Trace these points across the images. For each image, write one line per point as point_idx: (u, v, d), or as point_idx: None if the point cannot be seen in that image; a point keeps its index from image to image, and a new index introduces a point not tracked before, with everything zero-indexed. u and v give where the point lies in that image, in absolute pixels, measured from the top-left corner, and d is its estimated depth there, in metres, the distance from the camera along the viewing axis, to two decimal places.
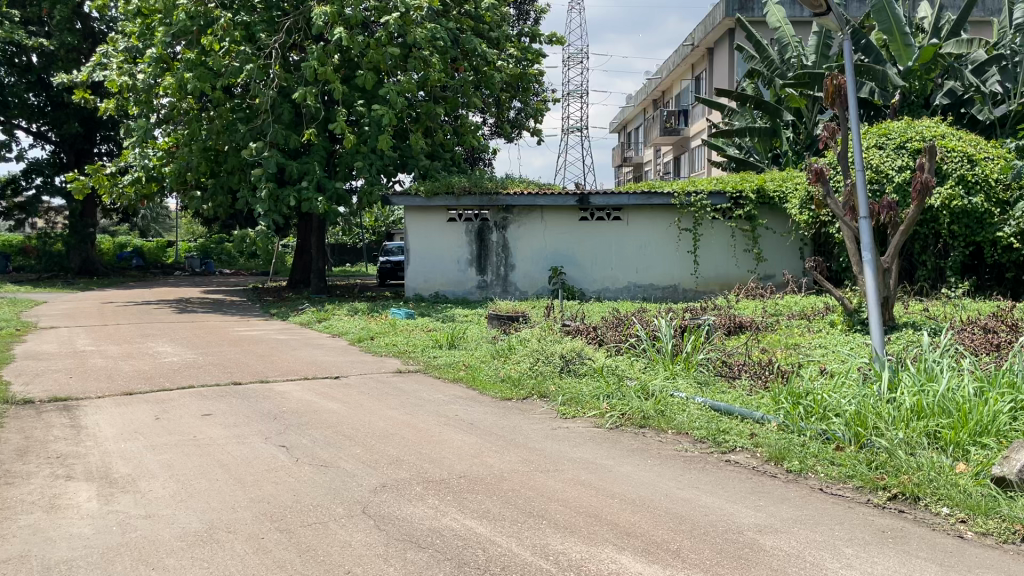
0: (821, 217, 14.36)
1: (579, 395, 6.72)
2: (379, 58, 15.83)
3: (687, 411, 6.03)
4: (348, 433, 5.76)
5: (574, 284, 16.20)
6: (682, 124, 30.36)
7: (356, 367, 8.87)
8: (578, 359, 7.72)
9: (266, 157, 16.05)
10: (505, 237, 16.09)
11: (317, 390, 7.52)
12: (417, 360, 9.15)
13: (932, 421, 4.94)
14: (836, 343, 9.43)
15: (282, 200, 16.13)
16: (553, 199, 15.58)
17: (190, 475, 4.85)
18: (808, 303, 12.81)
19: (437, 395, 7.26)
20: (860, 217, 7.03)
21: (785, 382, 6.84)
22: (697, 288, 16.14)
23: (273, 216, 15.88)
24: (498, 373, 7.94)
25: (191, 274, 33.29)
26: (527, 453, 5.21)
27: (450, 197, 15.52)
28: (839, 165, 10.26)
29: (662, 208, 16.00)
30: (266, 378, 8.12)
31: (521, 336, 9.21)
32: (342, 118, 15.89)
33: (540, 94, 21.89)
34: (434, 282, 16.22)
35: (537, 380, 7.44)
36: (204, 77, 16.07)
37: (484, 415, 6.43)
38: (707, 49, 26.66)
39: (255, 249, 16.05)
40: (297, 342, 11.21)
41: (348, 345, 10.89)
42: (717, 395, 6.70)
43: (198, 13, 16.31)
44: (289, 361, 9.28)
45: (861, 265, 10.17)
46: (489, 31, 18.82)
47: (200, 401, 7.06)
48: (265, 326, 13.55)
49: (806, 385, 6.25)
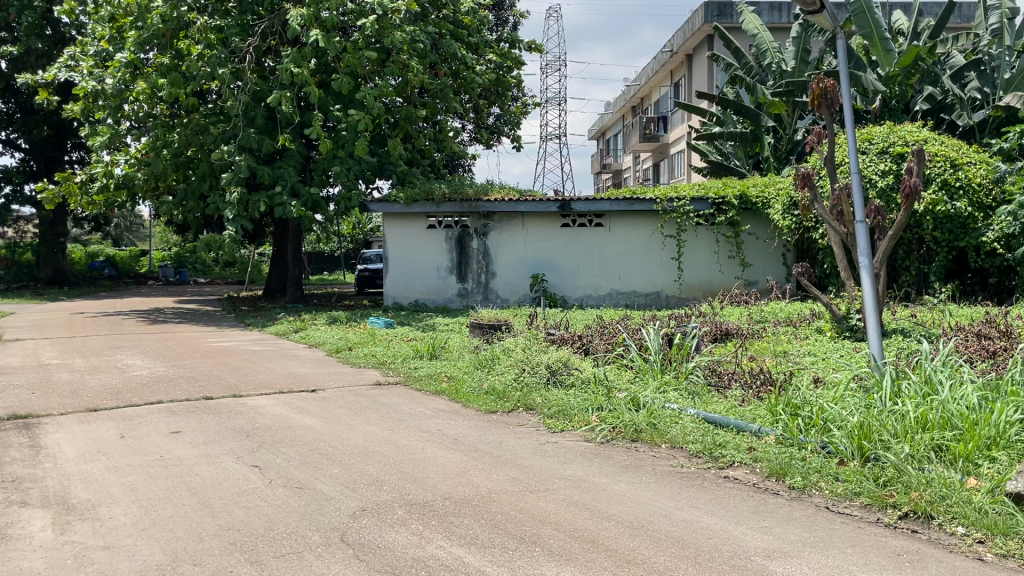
0: (805, 223, 14.23)
1: (567, 408, 6.46)
2: (356, 62, 15.55)
3: (680, 424, 5.79)
4: (326, 451, 5.45)
5: (556, 291, 15.97)
6: (661, 130, 30.28)
7: (333, 379, 8.54)
8: (565, 370, 7.46)
9: (237, 161, 15.69)
10: (485, 244, 15.83)
11: (292, 404, 7.19)
12: (397, 371, 8.84)
13: (940, 434, 4.72)
14: (825, 351, 9.26)
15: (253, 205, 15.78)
16: (535, 205, 15.34)
17: (154, 500, 4.52)
18: (791, 309, 12.66)
19: (419, 409, 6.96)
20: (856, 221, 6.83)
21: (780, 392, 6.61)
22: (680, 295, 15.98)
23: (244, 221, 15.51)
24: (482, 384, 7.66)
25: (165, 283, 32.70)
26: (515, 471, 4.93)
27: (430, 203, 15.24)
28: (826, 168, 10.09)
29: (644, 214, 15.81)
30: (238, 391, 7.78)
31: (505, 345, 8.93)
32: (318, 123, 15.55)
33: (518, 99, 21.69)
34: (413, 290, 15.91)
35: (522, 392, 7.17)
36: (180, 81, 15.73)
37: (469, 430, 6.14)
38: (685, 55, 26.61)
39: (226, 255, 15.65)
40: (273, 354, 10.86)
41: (325, 356, 10.56)
42: (709, 405, 6.47)
43: (172, 17, 15.78)
44: (263, 373, 8.93)
45: (848, 270, 10.01)
46: (468, 36, 18.60)
47: (168, 417, 6.71)
48: (238, 337, 13.18)
49: (802, 395, 6.03)
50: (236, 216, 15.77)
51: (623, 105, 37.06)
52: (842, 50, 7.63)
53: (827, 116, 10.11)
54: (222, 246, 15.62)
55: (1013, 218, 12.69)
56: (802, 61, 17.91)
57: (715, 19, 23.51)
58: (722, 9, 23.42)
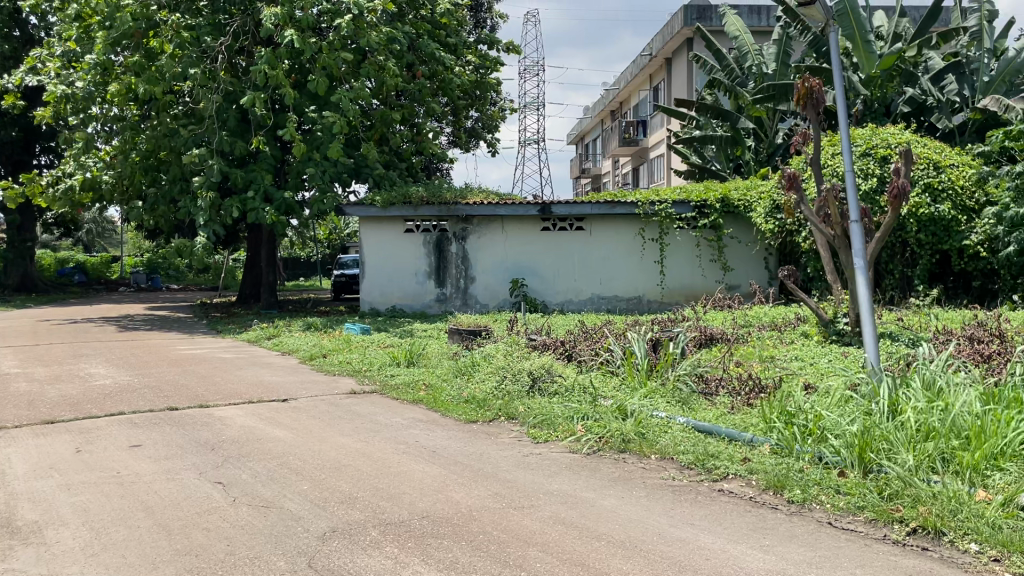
0: (788, 226, 14.06)
1: (551, 417, 6.17)
2: (332, 62, 15.20)
3: (670, 434, 5.53)
4: (295, 466, 5.12)
5: (537, 296, 15.69)
6: (640, 134, 30.17)
7: (306, 388, 8.19)
8: (548, 377, 7.18)
9: (209, 165, 15.23)
10: (464, 248, 15.52)
11: (262, 415, 6.84)
12: (373, 379, 8.50)
13: (945, 443, 4.50)
14: (813, 357, 9.04)
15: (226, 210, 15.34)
16: (514, 208, 15.08)
17: (107, 521, 4.17)
18: (777, 314, 12.44)
19: (395, 419, 6.64)
20: (851, 221, 6.61)
21: (772, 398, 6.38)
22: (662, 300, 15.77)
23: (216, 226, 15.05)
24: (461, 393, 7.34)
25: (136, 290, 32.03)
26: (497, 486, 4.63)
27: (408, 206, 14.92)
28: (812, 170, 9.90)
29: (626, 218, 15.59)
30: (205, 402, 7.41)
31: (485, 351, 8.63)
32: (293, 125, 15.17)
33: (497, 103, 21.44)
34: (390, 296, 15.55)
35: (504, 401, 6.87)
36: (150, 81, 15.33)
37: (448, 441, 5.83)
38: (665, 59, 26.49)
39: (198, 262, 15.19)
40: (244, 362, 10.48)
41: (299, 363, 10.20)
42: (699, 413, 6.23)
43: (142, 15, 15.29)
44: (232, 382, 8.56)
45: (834, 273, 9.83)
46: (447, 36, 18.33)
47: (129, 430, 6.33)
48: (210, 344, 12.75)
49: (797, 403, 5.80)
50: (208, 221, 15.33)
51: (602, 109, 36.93)
52: (835, 44, 7.40)
53: (814, 118, 9.94)
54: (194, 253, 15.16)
55: (997, 221, 12.60)
56: (783, 64, 17.79)
57: (694, 22, 23.38)
58: (701, 12, 23.28)
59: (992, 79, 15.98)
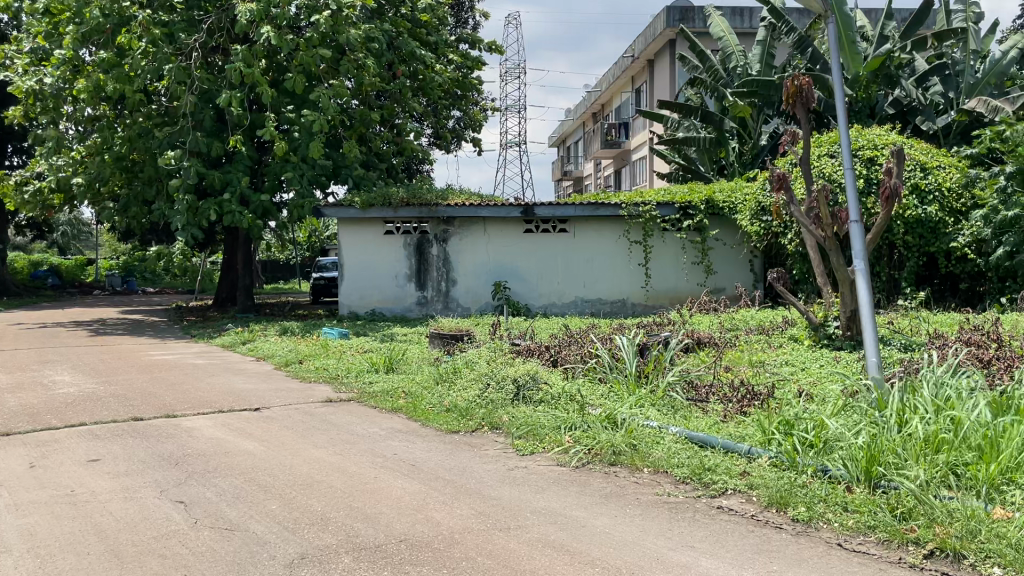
0: (774, 228, 13.84)
1: (537, 427, 5.87)
2: (310, 60, 14.82)
3: (663, 445, 5.25)
4: (265, 482, 4.78)
5: (519, 299, 15.40)
6: (623, 136, 29.98)
7: (280, 396, 7.82)
8: (533, 385, 6.88)
9: (184, 165, 14.78)
10: (446, 250, 15.20)
11: (232, 426, 6.47)
12: (350, 387, 8.15)
13: (957, 457, 4.26)
14: (804, 361, 8.81)
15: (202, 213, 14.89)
16: (497, 210, 14.78)
17: (54, 548, 3.80)
18: (764, 317, 12.21)
19: (373, 430, 6.30)
20: (850, 221, 6.35)
21: (769, 408, 6.12)
22: (646, 303, 15.54)
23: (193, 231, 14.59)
24: (443, 401, 7.02)
25: (111, 293, 31.39)
26: (481, 505, 4.32)
27: (388, 208, 14.56)
28: (802, 170, 9.67)
29: (610, 220, 15.34)
30: (173, 411, 7.03)
31: (467, 356, 8.31)
32: (271, 125, 14.78)
33: (479, 103, 21.17)
34: (370, 299, 15.19)
35: (487, 409, 6.56)
36: (121, 78, 14.93)
37: (428, 454, 5.51)
38: (647, 61, 26.28)
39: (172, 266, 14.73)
40: (217, 368, 10.08)
41: (274, 370, 9.83)
42: (692, 423, 5.96)
43: (113, 11, 14.87)
44: (202, 390, 8.17)
45: (824, 276, 9.61)
46: (428, 35, 18.00)
47: (88, 443, 5.94)
48: (182, 350, 12.33)
49: (795, 411, 5.55)
50: (185, 226, 14.83)
51: (584, 111, 36.73)
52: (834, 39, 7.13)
53: (804, 117, 9.74)
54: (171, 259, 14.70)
55: (985, 223, 12.47)
56: (767, 65, 17.61)
57: (677, 23, 23.14)
58: (685, 13, 23.04)
59: (976, 81, 15.91)
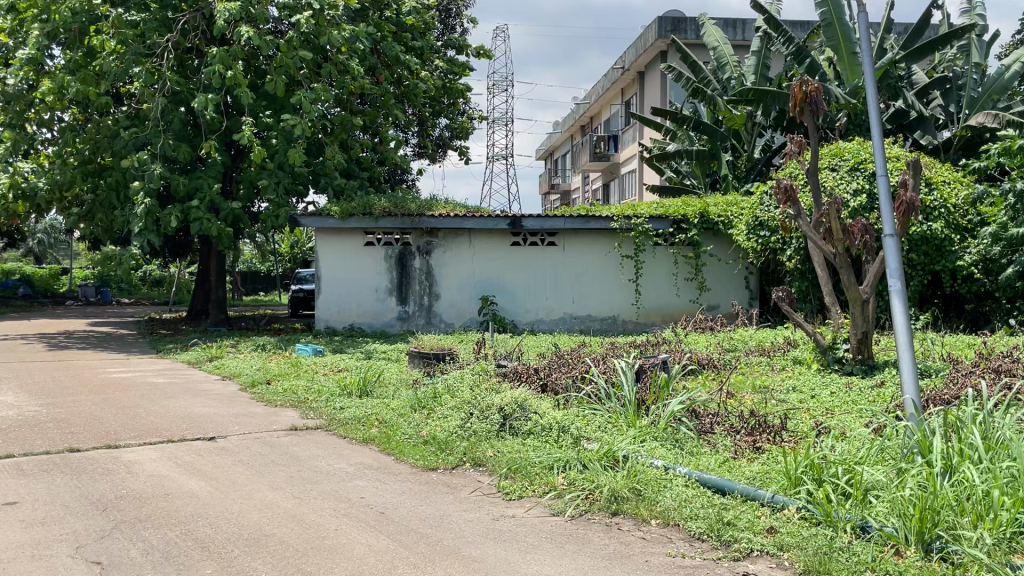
0: (772, 243, 13.25)
1: (526, 464, 5.16)
2: (290, 62, 14.01)
3: (673, 490, 4.57)
4: (204, 536, 4.04)
5: (505, 315, 14.69)
6: (612, 149, 29.42)
7: (240, 423, 7.05)
8: (521, 415, 6.17)
9: (150, 169, 13.98)
10: (428, 263, 14.48)
11: (179, 460, 5.70)
12: (319, 413, 7.40)
13: (1023, 513, 3.65)
14: (813, 388, 8.14)
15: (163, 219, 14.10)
16: (483, 222, 14.07)
17: None
18: (764, 337, 11.56)
19: (338, 466, 5.55)
20: (886, 234, 5.49)
21: (790, 448, 5.44)
22: (637, 320, 14.86)
23: (148, 236, 13.88)
24: (419, 431, 6.30)
25: (84, 304, 30.38)
26: (460, 570, 3.60)
27: (368, 218, 13.88)
28: (810, 182, 9.02)
29: (600, 233, 14.68)
30: (115, 441, 6.25)
31: (449, 379, 7.59)
32: (248, 129, 13.93)
33: (466, 112, 20.56)
34: (348, 313, 14.44)
35: (469, 443, 5.83)
36: (88, 81, 14.15)
37: (401, 498, 4.77)
38: (637, 73, 25.78)
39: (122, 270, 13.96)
40: (178, 388, 9.30)
41: (239, 390, 9.06)
42: (700, 462, 5.27)
43: (81, 10, 14.11)
44: (155, 416, 7.39)
45: (832, 295, 8.96)
46: (413, 40, 17.36)
47: (8, 480, 5.16)
48: (144, 366, 11.52)
49: (818, 452, 4.89)
50: (142, 230, 14.05)
51: (571, 125, 36.28)
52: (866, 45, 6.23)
53: (812, 125, 9.10)
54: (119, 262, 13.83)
55: (993, 240, 11.87)
56: (762, 76, 17.05)
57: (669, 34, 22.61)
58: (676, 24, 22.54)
59: (978, 95, 15.53)
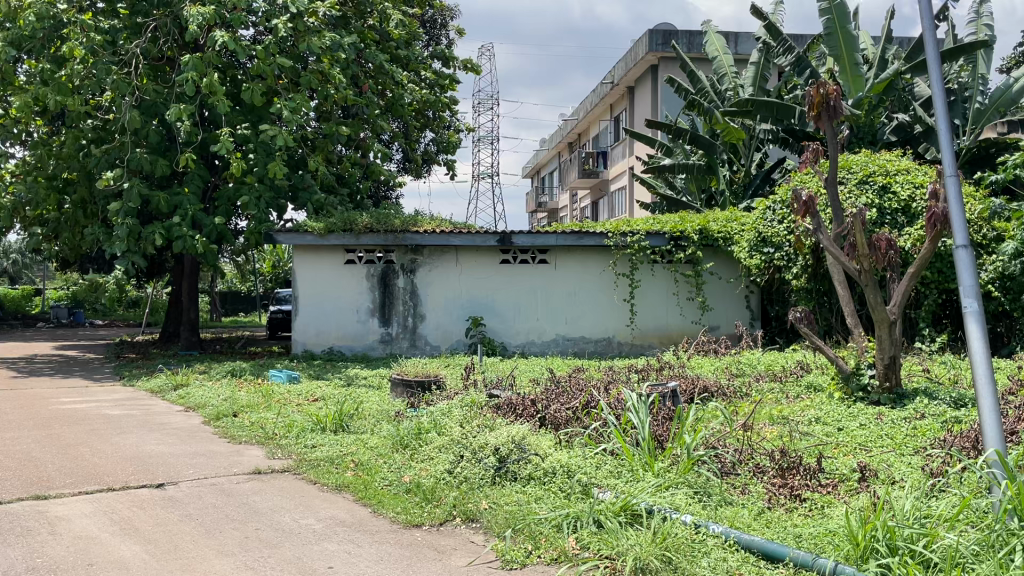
0: (777, 260, 12.55)
1: (529, 523, 4.34)
2: (268, 69, 13.09)
3: (712, 560, 3.78)
4: None
5: (494, 337, 13.85)
6: (601, 166, 28.78)
7: (198, 465, 6.17)
8: (521, 458, 5.32)
9: (126, 187, 12.93)
10: (413, 282, 13.65)
11: (117, 516, 4.81)
12: (288, 452, 6.52)
13: None
14: (839, 420, 7.33)
15: (145, 237, 13.09)
16: (471, 238, 13.25)
17: None
18: (773, 360, 10.76)
19: (304, 522, 4.67)
20: (957, 244, 4.73)
21: (842, 506, 4.63)
22: (633, 341, 14.05)
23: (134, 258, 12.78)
24: (401, 477, 5.45)
25: (55, 326, 29.18)
26: None
27: (348, 234, 13.06)
28: (829, 193, 8.28)
29: (594, 250, 13.89)
30: (46, 492, 5.34)
31: (436, 412, 6.73)
32: (225, 138, 12.89)
33: (452, 125, 19.79)
34: (327, 335, 13.55)
35: (460, 492, 4.99)
36: (60, 90, 12.97)
37: (378, 569, 3.93)
38: (627, 88, 25.17)
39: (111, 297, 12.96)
40: (135, 420, 8.38)
41: (203, 424, 8.15)
42: (739, 519, 4.46)
43: (48, 14, 12.96)
44: (99, 456, 6.48)
45: (853, 315, 8.21)
46: (398, 49, 16.56)
47: None
48: (102, 395, 10.56)
49: (883, 511, 4.09)
50: (126, 252, 13.01)
51: (559, 141, 35.67)
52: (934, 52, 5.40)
53: (830, 133, 8.36)
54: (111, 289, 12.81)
55: (1012, 257, 11.15)
56: (760, 89, 16.31)
57: (660, 48, 21.93)
58: (667, 38, 21.85)
59: (984, 108, 14.89)
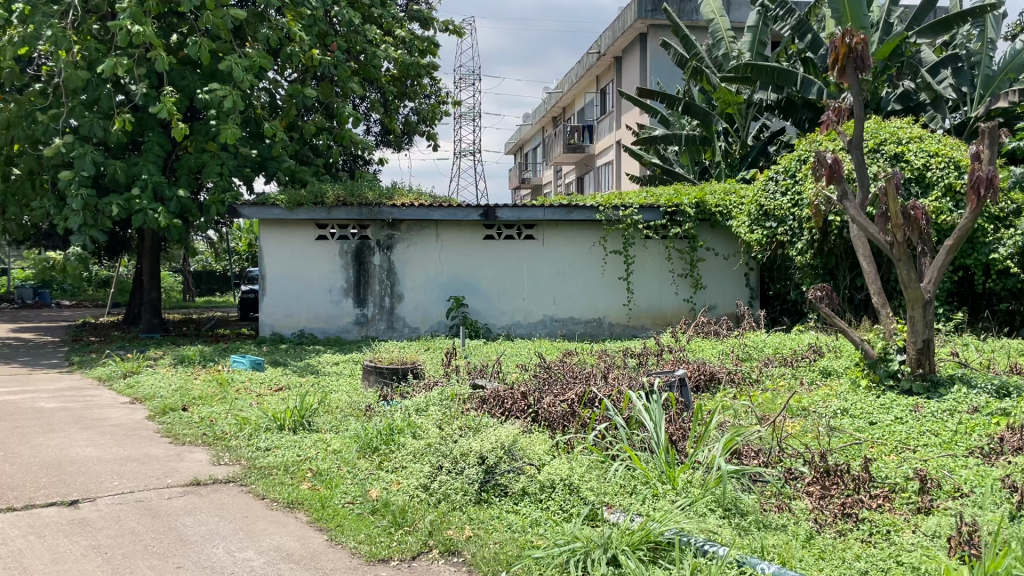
0: (780, 235, 11.69)
1: (526, 561, 3.41)
2: (218, 21, 11.83)
3: None
4: None
5: (477, 318, 12.90)
6: (586, 139, 27.80)
7: (127, 475, 5.16)
8: (512, 469, 4.39)
9: (74, 155, 11.75)
10: (389, 259, 12.64)
11: (4, 551, 3.80)
12: (236, 457, 5.56)
13: None
14: (870, 412, 6.44)
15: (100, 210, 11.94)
16: (452, 212, 12.23)
17: None
18: (781, 343, 9.86)
19: (241, 557, 3.72)
20: None
21: (912, 537, 3.72)
22: (626, 323, 13.15)
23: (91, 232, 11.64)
24: (366, 492, 4.52)
25: (17, 308, 27.75)
26: None
27: (319, 208, 12.02)
28: (854, 157, 7.29)
29: (584, 225, 12.93)
30: None
31: (409, 409, 5.76)
32: (168, 97, 11.59)
33: (433, 93, 18.66)
34: (297, 317, 12.53)
35: (438, 514, 4.07)
36: None
37: None
38: (614, 58, 24.09)
39: (64, 276, 11.81)
40: (70, 416, 7.32)
41: (147, 420, 7.13)
42: (794, 554, 3.52)
43: None
44: (12, 464, 5.44)
45: (880, 293, 7.32)
46: (368, 7, 15.32)
47: None
48: (43, 385, 9.48)
49: (980, 557, 3.22)
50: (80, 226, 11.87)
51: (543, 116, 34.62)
52: None
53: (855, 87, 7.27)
54: (64, 267, 11.65)
55: None
56: (758, 55, 15.28)
57: (649, 14, 20.82)
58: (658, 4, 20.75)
59: (993, 73, 14.01)
